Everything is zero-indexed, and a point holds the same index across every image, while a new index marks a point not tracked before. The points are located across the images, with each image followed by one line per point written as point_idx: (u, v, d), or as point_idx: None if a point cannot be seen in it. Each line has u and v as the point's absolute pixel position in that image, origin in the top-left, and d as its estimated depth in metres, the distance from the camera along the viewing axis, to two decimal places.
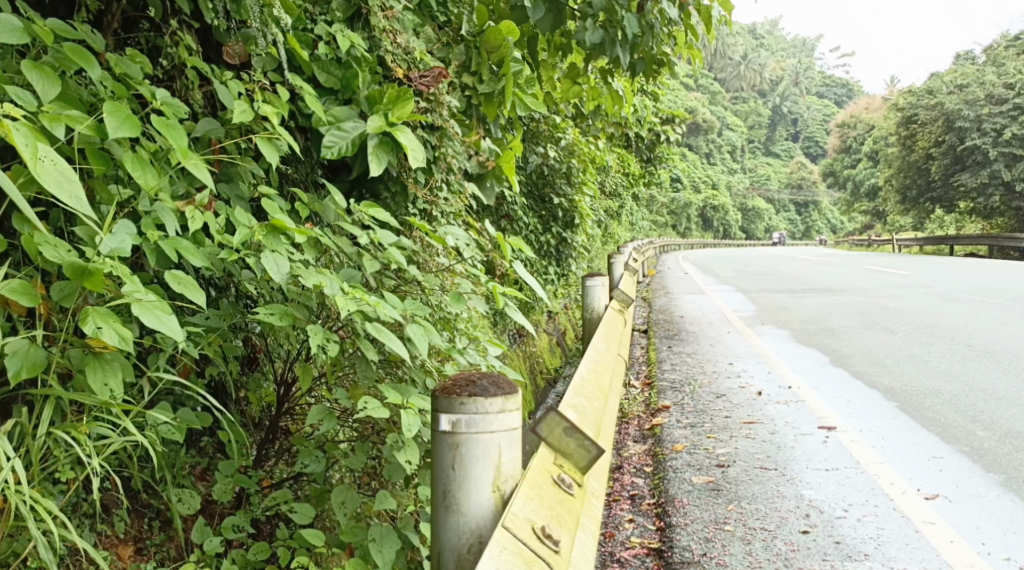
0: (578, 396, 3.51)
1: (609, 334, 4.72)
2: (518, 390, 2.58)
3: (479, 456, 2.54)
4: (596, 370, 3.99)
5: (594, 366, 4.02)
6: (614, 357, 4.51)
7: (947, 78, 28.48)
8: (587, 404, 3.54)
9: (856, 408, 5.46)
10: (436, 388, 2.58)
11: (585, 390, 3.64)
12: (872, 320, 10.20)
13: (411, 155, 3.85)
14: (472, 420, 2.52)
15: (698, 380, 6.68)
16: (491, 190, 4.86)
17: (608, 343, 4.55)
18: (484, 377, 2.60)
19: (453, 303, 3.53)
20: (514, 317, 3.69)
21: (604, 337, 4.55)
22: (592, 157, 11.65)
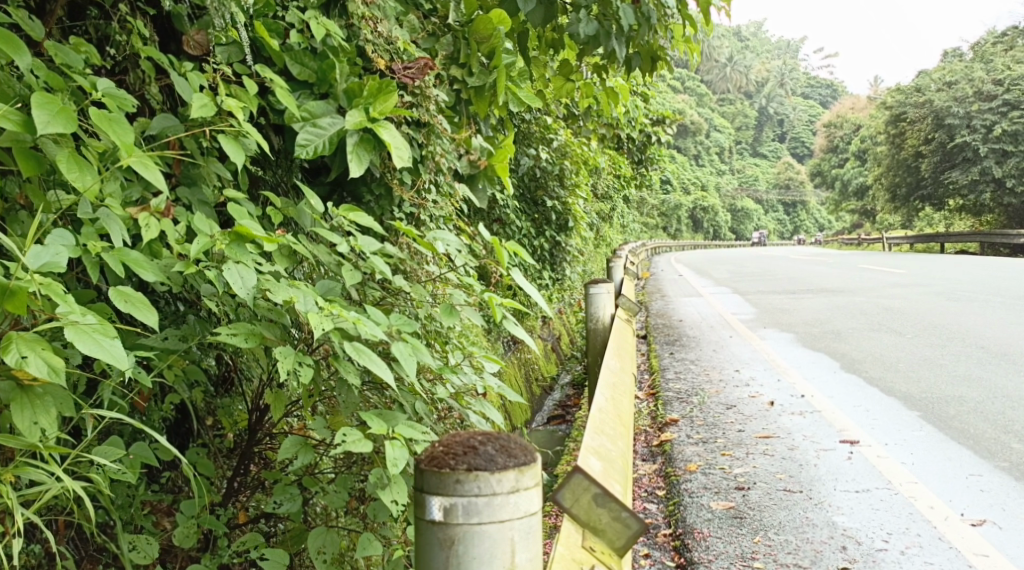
0: (592, 424, 3.15)
1: (618, 348, 4.35)
2: (532, 461, 2.16)
3: (484, 554, 2.10)
4: (609, 391, 3.63)
5: (607, 388, 3.66)
6: (626, 373, 4.15)
7: (935, 75, 28.22)
8: (603, 432, 3.18)
9: (876, 418, 5.11)
10: (421, 461, 2.17)
11: (601, 417, 3.28)
12: (878, 321, 9.85)
13: (395, 153, 3.48)
14: (471, 505, 2.10)
15: (705, 389, 6.32)
16: (483, 193, 4.50)
17: (618, 358, 4.19)
18: (488, 441, 2.18)
19: (445, 317, 3.16)
20: (512, 330, 3.32)
21: (614, 352, 4.19)
22: (584, 158, 11.29)
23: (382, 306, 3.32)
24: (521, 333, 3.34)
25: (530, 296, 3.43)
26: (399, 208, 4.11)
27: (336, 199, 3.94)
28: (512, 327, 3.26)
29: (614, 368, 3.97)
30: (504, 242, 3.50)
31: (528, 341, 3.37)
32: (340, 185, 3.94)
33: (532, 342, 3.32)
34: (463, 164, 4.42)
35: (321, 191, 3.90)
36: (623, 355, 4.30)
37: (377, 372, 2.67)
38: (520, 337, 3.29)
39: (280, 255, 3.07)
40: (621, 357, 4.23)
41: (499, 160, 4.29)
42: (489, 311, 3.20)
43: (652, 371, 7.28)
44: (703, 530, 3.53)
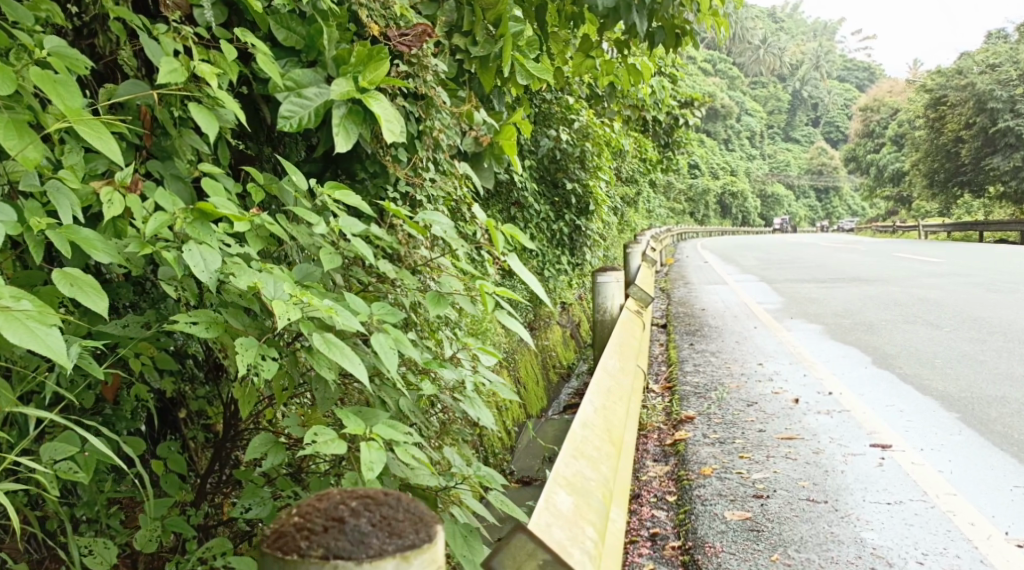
0: (579, 437, 2.89)
1: (624, 343, 4.09)
2: (409, 539, 1.73)
3: None
4: (606, 393, 3.36)
5: (604, 390, 3.39)
6: (630, 371, 3.88)
7: (976, 57, 27.47)
8: (593, 446, 2.92)
9: (910, 419, 4.80)
10: (264, 541, 1.76)
11: (591, 426, 3.02)
12: (911, 312, 9.49)
13: (386, 126, 3.20)
14: None
15: (725, 383, 6.02)
16: (489, 172, 4.21)
17: (622, 356, 3.92)
18: (354, 511, 1.75)
19: (433, 305, 2.89)
20: (507, 322, 3.00)
21: (616, 347, 3.92)
22: (608, 140, 10.94)
23: (367, 293, 3.07)
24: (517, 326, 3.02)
25: (529, 284, 3.14)
26: (393, 186, 3.86)
27: (330, 175, 3.72)
28: (504, 321, 2.95)
29: (614, 366, 3.70)
30: (503, 227, 3.22)
31: (527, 333, 3.06)
32: (333, 161, 3.72)
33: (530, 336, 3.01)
34: (467, 142, 4.14)
35: (314, 168, 3.68)
36: (629, 351, 4.03)
37: (349, 367, 2.39)
38: (516, 330, 2.98)
39: (253, 235, 2.80)
40: (626, 355, 3.96)
41: (503, 137, 4.01)
42: (482, 300, 2.89)
43: (671, 362, 6.98)
44: (715, 545, 3.26)
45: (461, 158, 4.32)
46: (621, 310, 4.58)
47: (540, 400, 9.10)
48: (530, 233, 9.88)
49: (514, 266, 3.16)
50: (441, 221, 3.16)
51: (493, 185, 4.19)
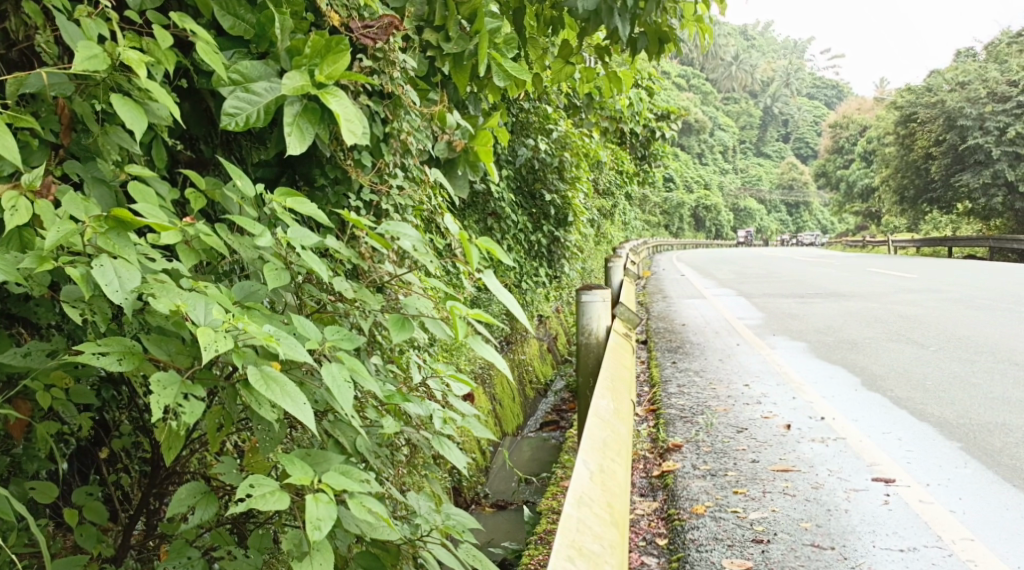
0: (575, 524, 2.39)
1: (616, 377, 3.68)
2: None
3: None
4: (602, 449, 2.90)
5: (597, 442, 2.93)
6: (625, 412, 3.44)
7: (947, 74, 27.40)
8: (594, 535, 2.42)
9: (910, 449, 4.46)
10: None
11: (589, 506, 2.53)
12: (896, 330, 9.20)
13: (345, 126, 2.84)
14: None
15: (712, 407, 5.67)
16: (463, 181, 3.85)
17: (616, 395, 3.49)
18: None
19: (396, 331, 2.52)
20: (481, 350, 2.61)
21: (607, 383, 3.49)
22: (586, 151, 10.61)
23: (323, 314, 2.70)
24: (493, 354, 2.63)
25: (506, 307, 2.77)
26: (358, 193, 3.52)
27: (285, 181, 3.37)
28: (478, 350, 2.56)
29: (607, 410, 3.26)
30: (477, 241, 2.86)
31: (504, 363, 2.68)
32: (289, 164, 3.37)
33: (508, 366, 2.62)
34: (440, 146, 3.78)
35: (268, 173, 3.32)
36: (620, 383, 3.65)
37: (290, 411, 2.00)
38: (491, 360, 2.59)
39: (187, 249, 2.43)
40: (619, 392, 3.54)
41: (478, 143, 3.65)
42: (455, 325, 2.52)
43: (654, 382, 6.64)
44: None
45: (433, 165, 3.96)
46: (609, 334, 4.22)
47: (514, 417, 8.79)
48: (506, 246, 9.53)
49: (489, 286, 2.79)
50: (406, 235, 2.79)
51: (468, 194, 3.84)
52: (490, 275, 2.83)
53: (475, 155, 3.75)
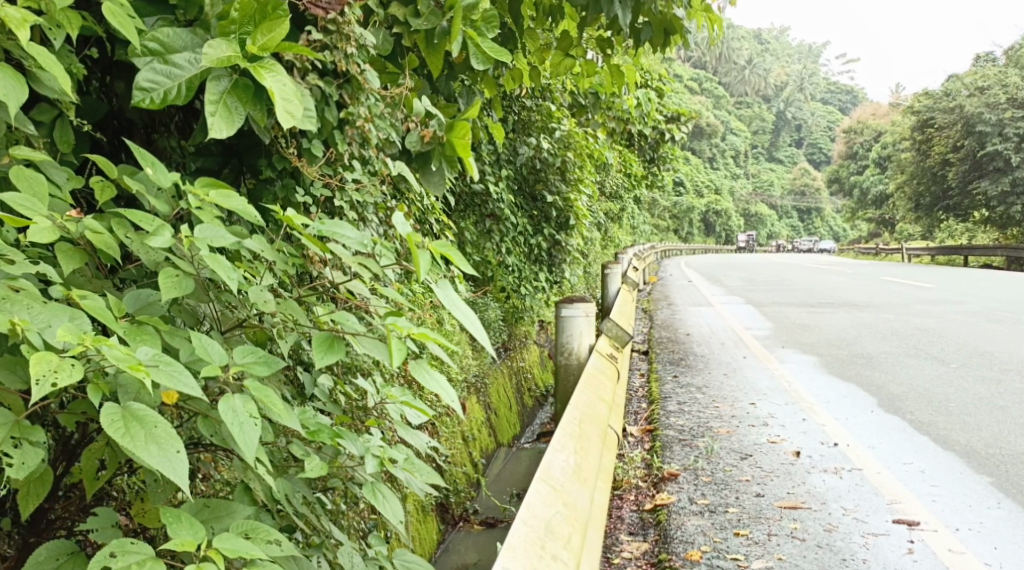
0: None
1: (584, 419, 3.14)
2: None
3: None
4: (539, 543, 2.24)
5: (536, 527, 2.30)
6: (587, 471, 2.87)
7: (965, 79, 26.74)
8: None
9: (935, 485, 4.10)
10: None
11: None
12: (913, 344, 8.73)
13: (281, 106, 2.39)
14: None
15: (714, 427, 5.24)
16: (437, 177, 3.41)
17: (580, 446, 2.94)
18: None
19: (318, 352, 2.10)
20: (423, 378, 2.17)
21: (566, 432, 2.91)
22: (590, 151, 10.14)
23: (254, 332, 2.28)
24: (441, 381, 2.20)
25: (463, 323, 2.33)
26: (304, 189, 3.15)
27: (230, 173, 3.03)
28: (417, 379, 2.14)
29: (562, 470, 2.67)
30: (429, 245, 2.43)
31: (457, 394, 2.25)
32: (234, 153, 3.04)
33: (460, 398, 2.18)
34: (411, 137, 3.35)
35: (210, 162, 2.97)
36: (590, 425, 3.13)
37: (151, 460, 1.57)
38: (436, 389, 2.16)
39: (69, 247, 2.00)
40: (584, 444, 2.98)
41: (456, 135, 3.20)
42: (387, 347, 2.10)
43: (652, 398, 6.21)
44: None
45: (404, 158, 3.52)
46: (594, 356, 3.79)
47: (510, 426, 8.37)
48: (505, 250, 9.10)
49: (440, 298, 2.36)
50: (345, 237, 2.37)
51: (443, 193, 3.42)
52: (444, 285, 2.40)
53: (453, 151, 3.26)
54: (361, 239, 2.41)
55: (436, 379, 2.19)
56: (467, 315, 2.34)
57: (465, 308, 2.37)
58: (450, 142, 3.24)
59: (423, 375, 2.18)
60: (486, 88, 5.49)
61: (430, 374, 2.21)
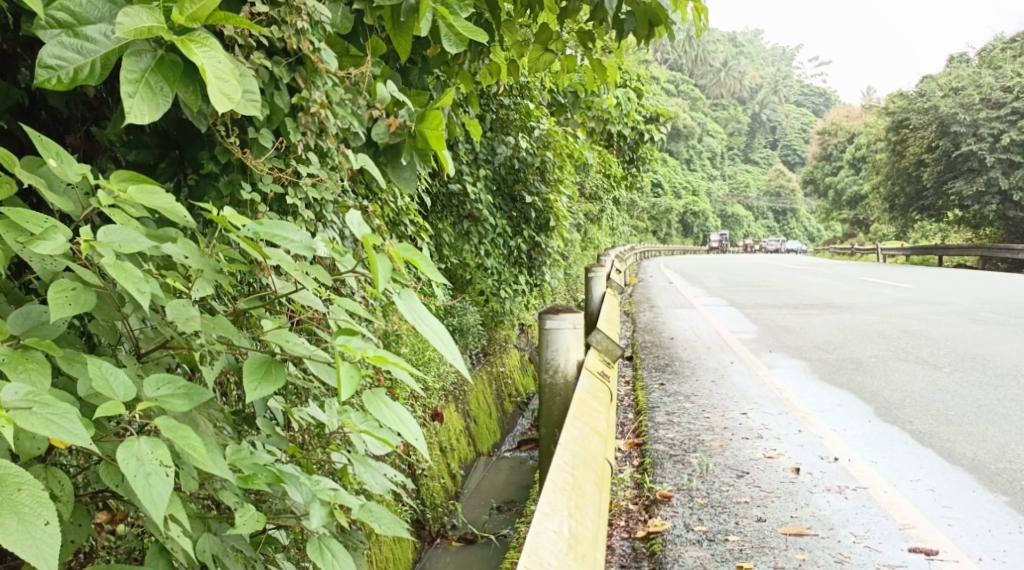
0: None
1: (576, 465, 2.65)
2: None
3: None
4: None
5: None
6: (585, 539, 2.33)
7: (940, 80, 26.62)
8: None
9: (948, 506, 3.78)
10: None
11: None
12: (903, 346, 8.43)
13: (215, 83, 2.05)
14: None
15: (705, 441, 4.90)
16: (408, 171, 3.06)
17: (575, 506, 2.42)
18: None
19: (251, 386, 1.78)
20: (380, 412, 1.87)
21: (557, 489, 2.39)
22: (569, 151, 9.79)
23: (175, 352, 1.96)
24: (401, 415, 1.91)
25: (431, 343, 1.98)
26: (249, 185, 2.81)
27: (168, 167, 2.65)
28: (372, 414, 1.85)
29: (554, 547, 2.14)
30: (391, 249, 2.07)
31: (419, 427, 1.95)
32: (173, 144, 2.66)
33: (425, 436, 1.88)
34: (378, 128, 2.98)
35: (145, 154, 2.58)
36: (583, 473, 2.64)
37: (14, 538, 1.63)
38: (395, 426, 1.87)
39: None
40: (579, 501, 2.46)
41: (428, 124, 2.86)
42: (337, 383, 1.77)
43: (639, 409, 5.87)
44: None
45: (370, 151, 3.17)
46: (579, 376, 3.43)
47: (490, 434, 8.03)
48: (483, 253, 8.73)
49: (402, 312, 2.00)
50: (285, 240, 1.96)
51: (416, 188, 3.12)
52: (407, 296, 2.04)
53: (426, 143, 2.94)
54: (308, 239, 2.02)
55: (395, 412, 1.90)
56: (437, 334, 1.99)
57: (434, 322, 2.02)
58: (421, 134, 2.92)
59: (380, 410, 1.88)
60: (461, 80, 5.13)
61: (388, 406, 1.91)
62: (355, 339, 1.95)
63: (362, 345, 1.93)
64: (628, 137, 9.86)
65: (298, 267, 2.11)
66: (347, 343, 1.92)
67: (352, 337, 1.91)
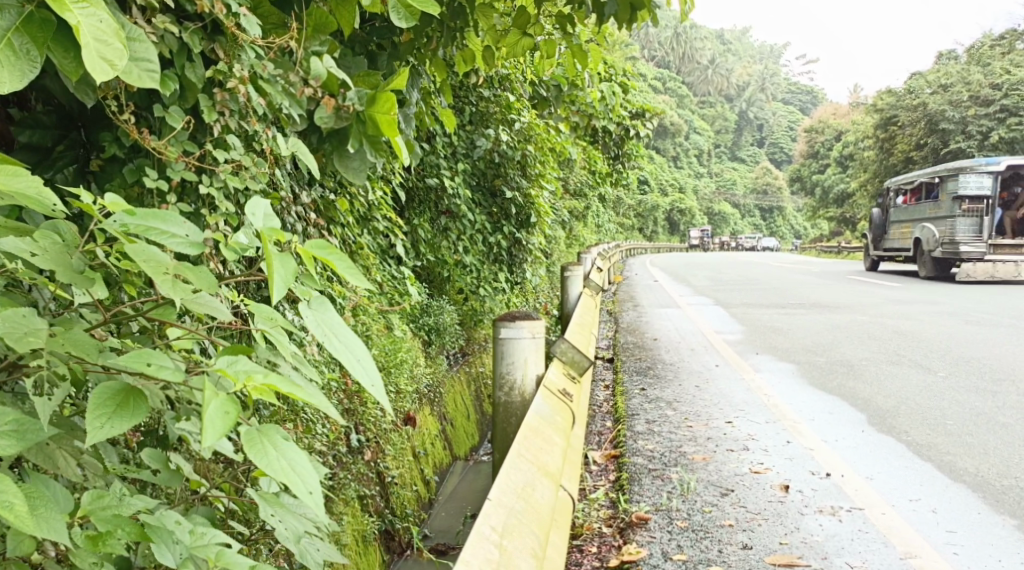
0: None
1: (506, 530, 2.23)
2: None
3: None
4: None
5: None
6: None
7: (929, 77, 26.35)
8: None
9: (952, 531, 3.46)
10: None
11: None
12: (894, 349, 8.10)
13: (91, 48, 1.69)
14: None
15: (687, 453, 4.57)
16: (357, 162, 2.73)
17: None
18: None
19: (95, 425, 1.63)
20: (260, 457, 1.63)
21: None
22: (552, 145, 9.41)
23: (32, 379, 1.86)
24: (291, 460, 1.66)
25: (342, 368, 1.65)
26: (158, 171, 2.47)
27: (66, 151, 2.40)
28: (249, 458, 1.62)
29: None
30: (299, 248, 1.74)
31: (315, 478, 1.68)
32: (74, 123, 2.41)
33: (315, 487, 1.63)
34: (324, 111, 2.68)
35: (42, 135, 2.33)
36: (515, 543, 2.21)
37: None
38: (280, 473, 1.63)
39: None
40: None
41: (377, 108, 2.52)
42: (203, 422, 1.54)
43: (617, 415, 5.54)
44: None
45: (317, 138, 2.85)
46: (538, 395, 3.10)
47: (468, 437, 7.66)
48: (462, 249, 8.38)
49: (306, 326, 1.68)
50: (164, 233, 1.71)
51: (365, 181, 2.78)
52: (320, 307, 1.72)
53: (375, 130, 2.57)
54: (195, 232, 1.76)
55: (286, 455, 1.66)
56: (348, 357, 1.67)
57: (349, 339, 1.71)
58: (370, 120, 2.57)
59: (264, 453, 1.64)
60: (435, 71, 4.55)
61: (276, 448, 1.67)
62: (246, 360, 1.73)
63: (248, 369, 1.70)
64: (614, 133, 9.27)
65: (156, 268, 1.69)
66: (234, 366, 1.70)
67: (235, 363, 1.69)
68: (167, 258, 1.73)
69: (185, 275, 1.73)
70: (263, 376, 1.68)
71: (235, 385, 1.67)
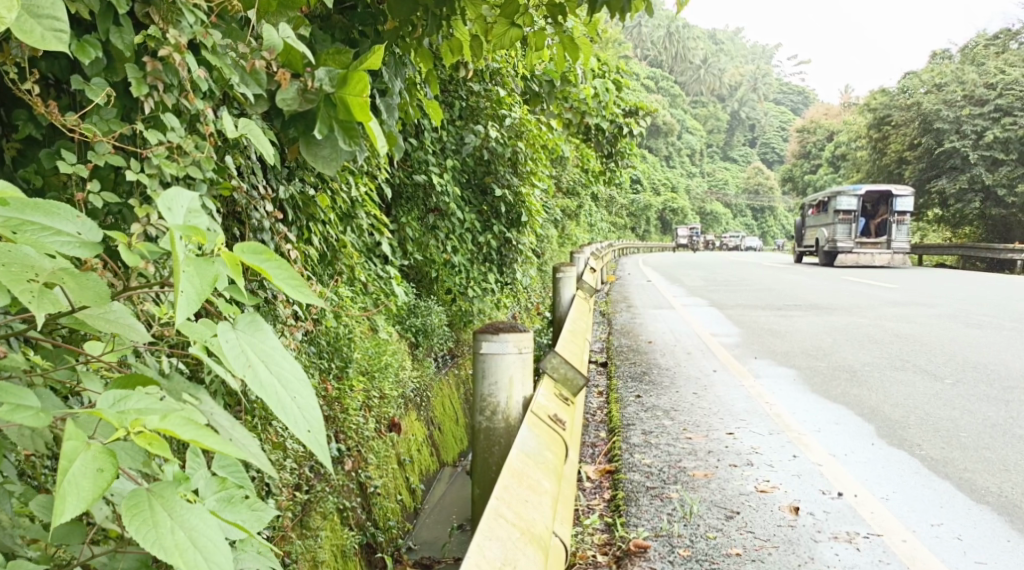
0: None
1: None
2: None
3: None
4: None
5: None
6: None
7: (923, 76, 26.01)
8: None
9: (981, 562, 3.15)
10: None
11: None
12: (897, 354, 7.79)
13: None
14: None
15: (687, 469, 4.26)
16: (325, 151, 2.53)
17: None
18: None
19: None
20: (142, 527, 1.59)
21: None
22: (544, 143, 9.06)
23: None
24: (188, 531, 1.61)
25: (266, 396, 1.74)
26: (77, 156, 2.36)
27: None
28: (133, 529, 1.58)
29: None
30: (229, 256, 1.76)
31: (218, 554, 1.62)
32: None
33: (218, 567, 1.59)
34: (289, 92, 2.54)
35: None
36: None
37: None
38: (172, 550, 1.58)
39: None
40: None
41: (349, 89, 2.35)
42: (68, 482, 1.53)
43: (612, 424, 5.22)
44: None
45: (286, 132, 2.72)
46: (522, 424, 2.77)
47: (455, 444, 7.30)
48: (450, 248, 8.04)
49: (228, 351, 1.76)
50: (46, 229, 1.79)
51: (338, 173, 2.58)
52: (251, 332, 1.81)
53: (347, 113, 2.41)
54: (88, 231, 1.85)
55: (183, 520, 1.62)
56: (277, 390, 1.74)
57: (278, 366, 1.79)
58: (342, 102, 2.40)
59: (155, 525, 1.60)
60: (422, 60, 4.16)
61: (172, 517, 1.62)
62: (136, 398, 1.70)
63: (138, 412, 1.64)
64: (606, 132, 8.93)
65: (21, 274, 1.70)
66: (118, 408, 1.65)
67: (126, 408, 1.65)
68: (46, 263, 1.75)
69: (62, 283, 1.75)
70: (156, 420, 1.62)
71: (119, 430, 1.62)
